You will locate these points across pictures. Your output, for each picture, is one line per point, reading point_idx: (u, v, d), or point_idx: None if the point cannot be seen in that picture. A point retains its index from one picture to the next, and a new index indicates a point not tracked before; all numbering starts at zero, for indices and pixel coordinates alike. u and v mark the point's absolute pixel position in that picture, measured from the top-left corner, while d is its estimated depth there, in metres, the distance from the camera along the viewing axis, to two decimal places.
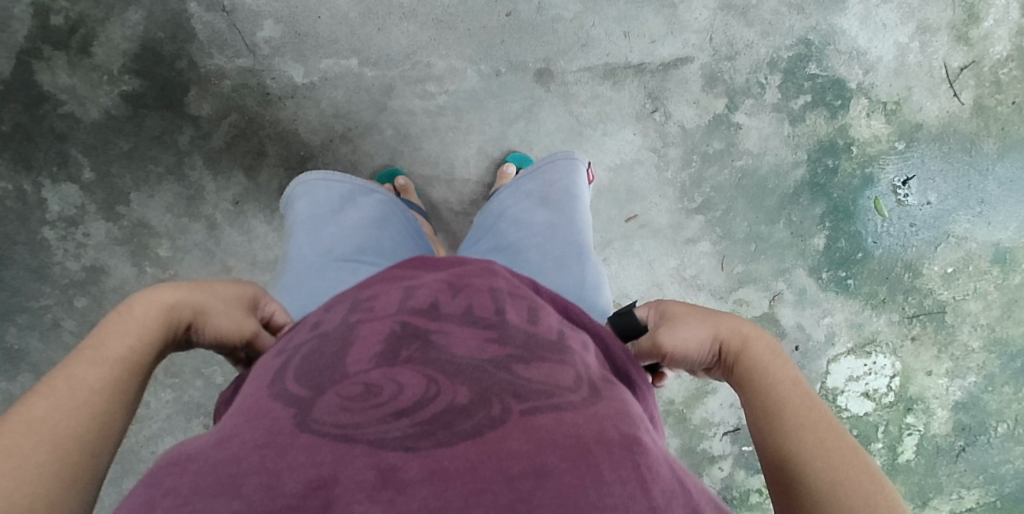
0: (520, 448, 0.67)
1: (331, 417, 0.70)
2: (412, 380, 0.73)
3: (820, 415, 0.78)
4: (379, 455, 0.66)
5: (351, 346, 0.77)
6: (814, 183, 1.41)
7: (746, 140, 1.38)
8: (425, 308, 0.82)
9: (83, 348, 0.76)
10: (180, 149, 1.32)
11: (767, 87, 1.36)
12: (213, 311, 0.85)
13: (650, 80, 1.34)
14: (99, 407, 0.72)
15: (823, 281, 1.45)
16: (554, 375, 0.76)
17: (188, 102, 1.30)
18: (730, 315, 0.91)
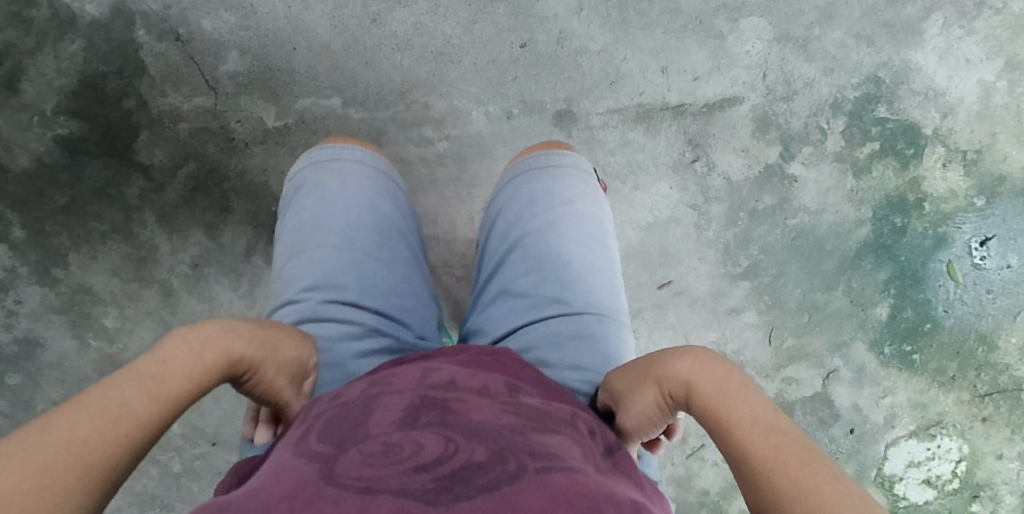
0: (538, 506, 0.52)
1: (354, 470, 0.55)
2: (433, 437, 0.59)
3: (792, 467, 0.59)
4: (403, 504, 0.51)
5: (370, 414, 0.63)
6: (878, 244, 1.18)
7: (802, 194, 1.16)
8: (442, 385, 0.68)
9: (144, 370, 0.63)
10: (128, 204, 1.09)
11: (828, 132, 1.15)
12: (269, 362, 0.71)
13: (691, 124, 1.13)
14: (133, 450, 0.60)
15: (885, 356, 1.20)
16: (567, 447, 0.62)
17: (137, 148, 1.08)
18: (667, 353, 0.73)
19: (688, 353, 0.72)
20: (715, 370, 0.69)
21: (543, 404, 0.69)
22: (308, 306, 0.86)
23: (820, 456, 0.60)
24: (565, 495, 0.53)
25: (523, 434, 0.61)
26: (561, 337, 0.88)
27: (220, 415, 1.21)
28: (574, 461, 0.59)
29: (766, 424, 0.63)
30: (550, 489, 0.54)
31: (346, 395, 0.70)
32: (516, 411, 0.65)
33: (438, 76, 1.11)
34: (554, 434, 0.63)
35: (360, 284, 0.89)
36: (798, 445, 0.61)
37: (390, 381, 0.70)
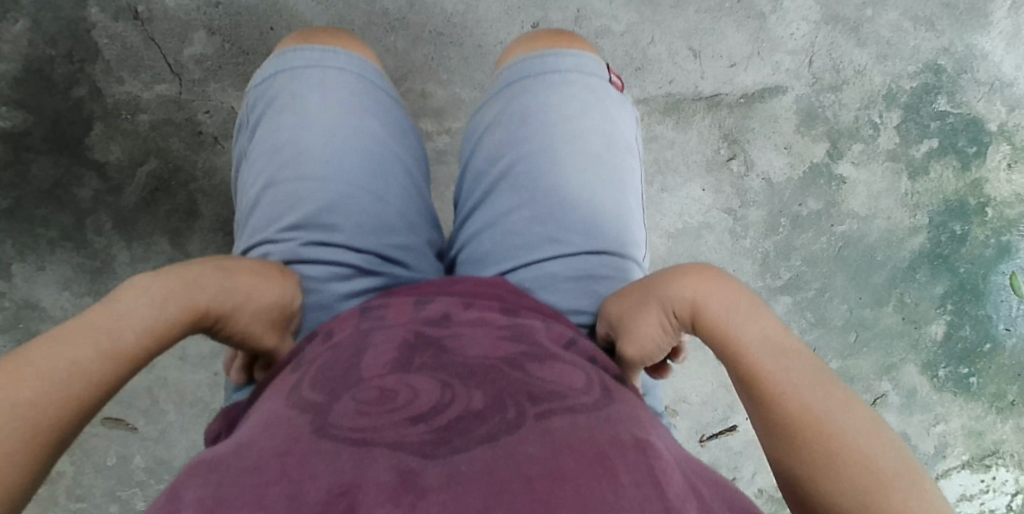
0: (538, 453, 0.39)
1: (348, 424, 0.42)
2: (427, 379, 0.46)
3: (832, 420, 0.51)
4: (401, 457, 0.39)
5: (364, 351, 0.50)
6: (935, 254, 1.04)
7: (851, 198, 1.02)
8: (437, 320, 0.55)
9: (96, 320, 0.50)
10: (80, 207, 0.94)
11: (881, 127, 1.01)
12: (246, 312, 0.57)
13: (727, 117, 0.99)
14: (80, 419, 0.47)
15: (939, 379, 1.05)
16: (566, 378, 0.48)
17: (90, 144, 0.93)
18: (672, 270, 0.61)
19: (696, 270, 0.60)
20: (730, 293, 0.58)
21: (542, 330, 0.57)
22: (286, 249, 0.67)
23: (856, 404, 0.52)
24: (574, 437, 0.41)
25: (520, 369, 0.48)
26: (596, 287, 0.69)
27: (190, 444, 1.03)
28: (575, 396, 0.46)
29: (794, 363, 0.54)
30: (553, 435, 0.41)
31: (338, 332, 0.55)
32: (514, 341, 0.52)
33: (436, 59, 0.97)
34: (556, 365, 0.50)
35: (353, 226, 0.70)
36: (831, 389, 0.52)
37: (383, 313, 0.56)
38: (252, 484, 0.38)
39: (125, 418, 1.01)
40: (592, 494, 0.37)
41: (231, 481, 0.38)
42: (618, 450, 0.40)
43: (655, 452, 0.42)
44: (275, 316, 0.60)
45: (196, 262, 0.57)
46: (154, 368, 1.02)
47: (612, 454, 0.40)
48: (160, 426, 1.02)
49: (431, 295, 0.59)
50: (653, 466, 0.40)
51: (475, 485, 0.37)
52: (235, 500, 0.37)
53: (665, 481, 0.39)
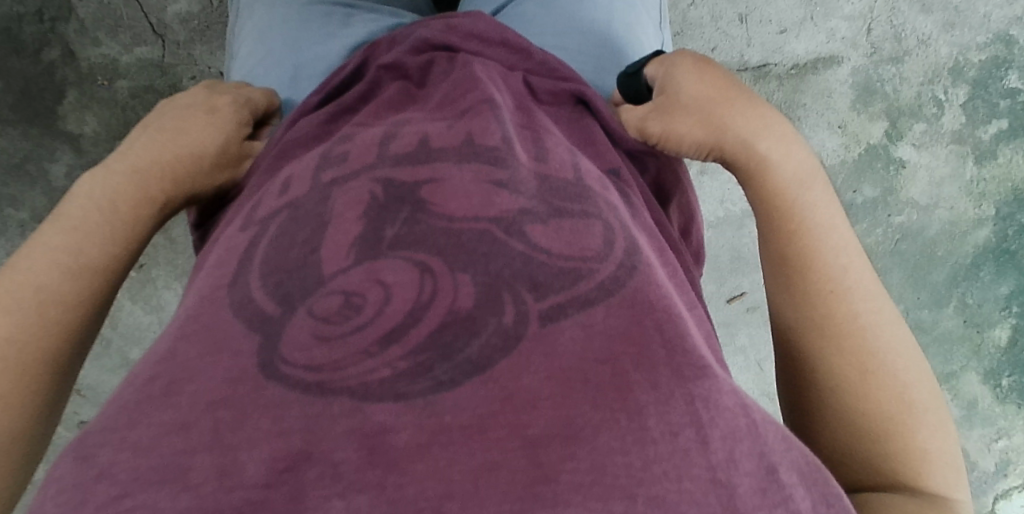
0: (541, 390, 0.31)
1: (300, 354, 0.32)
2: (407, 266, 0.34)
3: (871, 326, 0.49)
4: (365, 413, 0.30)
5: (322, 229, 0.37)
6: (999, 249, 0.92)
7: (909, 185, 0.91)
8: (411, 154, 0.40)
9: (50, 238, 0.46)
10: (55, 184, 0.85)
11: (947, 105, 0.89)
12: (202, 170, 0.52)
13: (776, 90, 0.89)
14: (70, 342, 0.45)
15: (1002, 390, 0.95)
16: (577, 243, 0.36)
17: (63, 114, 0.84)
18: (749, 101, 0.54)
19: (772, 118, 0.53)
20: (804, 162, 0.53)
21: (553, 175, 0.40)
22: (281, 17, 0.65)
23: (899, 318, 0.50)
24: (588, 356, 0.32)
25: (520, 236, 0.36)
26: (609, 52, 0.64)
27: None
28: (592, 273, 0.35)
29: (849, 258, 0.51)
30: (562, 358, 0.32)
31: (296, 188, 0.41)
32: (513, 183, 0.38)
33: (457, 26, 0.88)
34: (571, 211, 0.38)
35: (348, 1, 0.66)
36: (881, 297, 0.50)
37: (347, 154, 0.41)
38: (170, 453, 0.29)
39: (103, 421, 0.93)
40: (613, 458, 0.29)
41: (143, 449, 0.29)
42: (646, 371, 0.31)
43: (703, 368, 0.32)
44: (236, 153, 0.54)
45: (132, 142, 0.53)
46: (136, 367, 0.93)
47: (635, 382, 0.31)
48: None
49: (412, 117, 0.45)
50: (700, 397, 0.31)
51: (462, 452, 0.29)
52: (150, 478, 0.28)
53: (711, 421, 0.30)
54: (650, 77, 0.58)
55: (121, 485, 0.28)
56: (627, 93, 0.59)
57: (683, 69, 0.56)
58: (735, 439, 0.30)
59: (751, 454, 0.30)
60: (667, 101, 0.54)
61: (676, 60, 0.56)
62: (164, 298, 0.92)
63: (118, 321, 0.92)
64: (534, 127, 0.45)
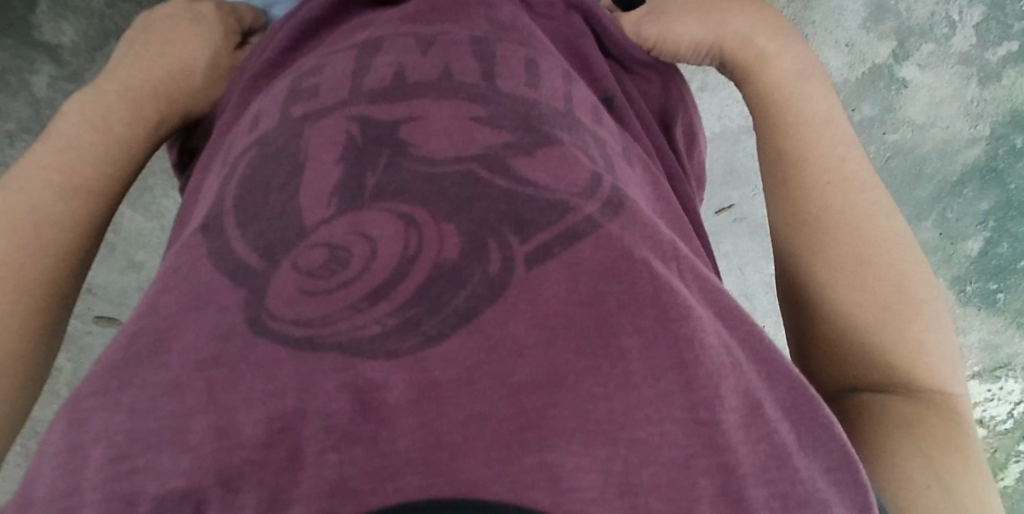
0: (529, 337, 0.33)
1: (287, 309, 0.34)
2: (388, 215, 0.36)
3: (863, 212, 0.56)
4: (355, 369, 0.32)
5: (302, 173, 0.39)
6: (987, 168, 0.91)
7: (908, 103, 0.89)
8: (389, 85, 0.43)
9: (46, 161, 0.52)
10: (35, 95, 0.83)
11: (959, 26, 0.86)
12: (195, 89, 0.57)
13: (787, 6, 0.85)
14: (66, 261, 0.51)
15: (964, 294, 0.97)
16: (565, 176, 0.39)
17: (38, 23, 0.81)
18: (741, 2, 0.62)
19: (766, 19, 0.61)
20: (799, 62, 0.60)
21: (542, 102, 0.43)
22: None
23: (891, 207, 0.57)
24: (571, 299, 0.34)
25: (504, 173, 0.38)
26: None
27: None
28: (580, 207, 0.37)
29: (842, 151, 0.58)
30: (547, 301, 0.34)
31: (265, 121, 0.43)
32: (495, 123, 0.41)
33: None
34: (553, 147, 0.40)
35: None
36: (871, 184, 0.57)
37: (317, 86, 0.44)
38: (166, 414, 0.32)
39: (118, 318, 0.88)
40: (596, 404, 0.32)
41: (140, 412, 0.32)
42: (631, 316, 0.34)
43: (687, 311, 0.35)
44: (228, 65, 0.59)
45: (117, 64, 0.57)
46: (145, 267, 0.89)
47: (620, 326, 0.34)
48: None
49: (385, 36, 0.46)
50: (683, 338, 0.34)
51: (453, 404, 0.32)
52: (146, 440, 0.31)
53: (695, 360, 0.34)
54: None
55: (120, 447, 0.31)
56: (622, 2, 0.66)
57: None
58: (720, 376, 0.34)
59: (736, 389, 0.34)
60: (662, 3, 0.62)
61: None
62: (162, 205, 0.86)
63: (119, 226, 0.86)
64: (519, 50, 0.47)
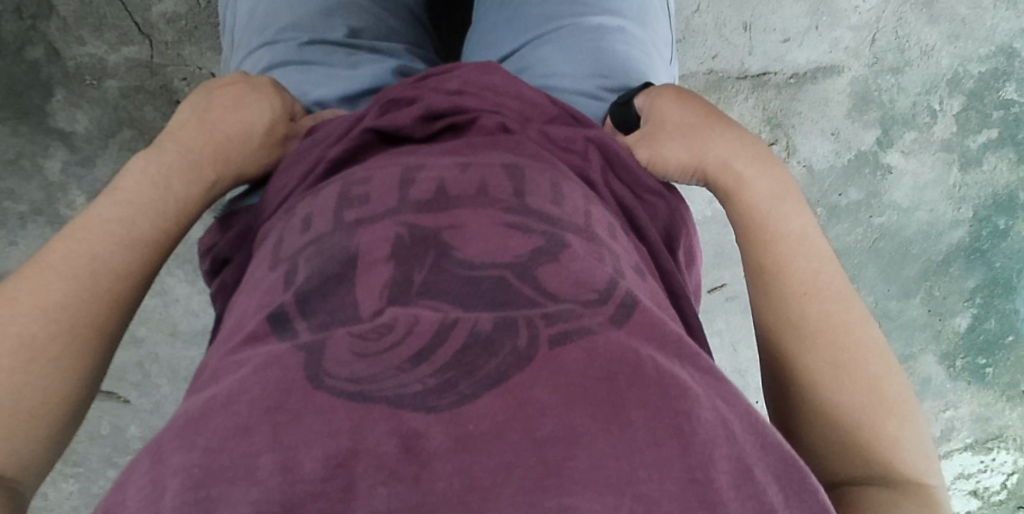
0: (550, 401, 0.33)
1: (341, 368, 0.35)
2: (429, 314, 0.37)
3: (856, 367, 0.48)
4: (400, 418, 0.33)
5: (355, 269, 0.40)
6: (972, 248, 0.97)
7: (894, 188, 0.93)
8: (431, 200, 0.44)
9: (109, 210, 0.48)
10: (49, 178, 0.84)
11: (940, 114, 0.90)
12: (250, 154, 0.56)
13: (773, 98, 0.88)
14: (119, 306, 0.46)
15: (955, 370, 1.01)
16: (589, 278, 0.40)
17: (52, 111, 0.83)
18: (727, 126, 0.58)
19: (750, 145, 0.57)
20: (777, 183, 0.55)
21: (567, 221, 0.44)
22: (287, 49, 0.65)
23: (872, 343, 0.49)
24: (589, 374, 0.34)
25: (533, 282, 0.39)
26: (595, 91, 0.64)
27: None
28: (592, 313, 0.38)
29: (834, 295, 0.50)
30: (566, 374, 0.34)
31: (318, 224, 0.45)
32: (529, 228, 0.42)
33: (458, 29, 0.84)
34: (577, 257, 0.41)
35: (359, 27, 0.67)
36: (865, 325, 0.50)
37: (368, 196, 0.45)
38: None
39: (117, 391, 0.97)
40: (608, 461, 0.32)
41: None
42: (639, 389, 0.34)
43: (685, 389, 0.35)
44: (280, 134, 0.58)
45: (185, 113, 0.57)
46: (143, 343, 0.95)
47: (629, 398, 0.34)
48: (154, 399, 0.97)
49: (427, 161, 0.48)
50: (683, 412, 0.34)
51: (486, 456, 0.32)
52: None
53: (693, 430, 0.33)
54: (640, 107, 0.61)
55: None
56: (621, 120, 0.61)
57: (665, 100, 0.60)
58: (712, 446, 0.33)
59: (730, 456, 0.33)
60: (653, 128, 0.58)
61: (659, 92, 0.60)
62: (166, 283, 0.94)
63: None
64: (547, 174, 0.48)
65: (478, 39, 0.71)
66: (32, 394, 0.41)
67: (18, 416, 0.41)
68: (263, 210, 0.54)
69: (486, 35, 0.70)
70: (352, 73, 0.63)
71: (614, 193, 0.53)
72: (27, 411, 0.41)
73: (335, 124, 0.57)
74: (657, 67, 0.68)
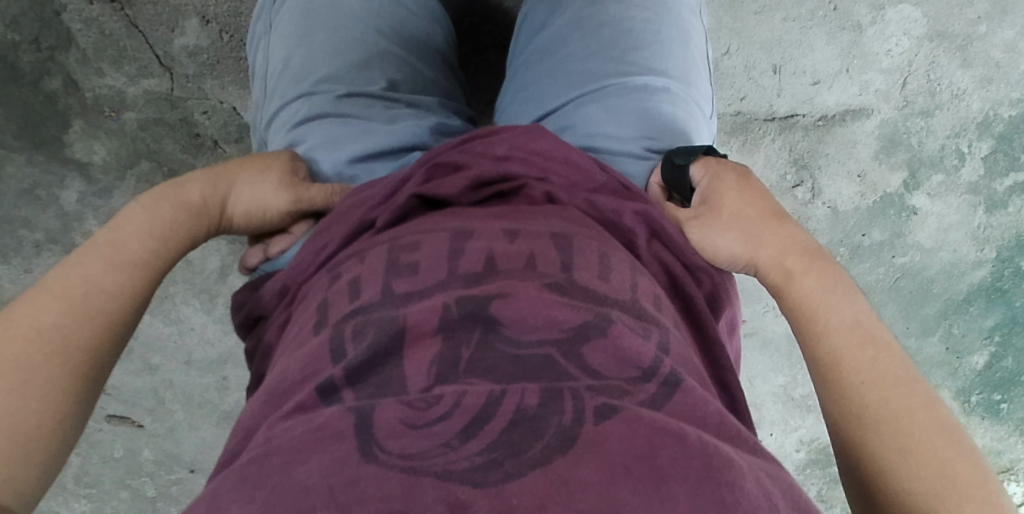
0: (593, 477, 0.34)
1: (392, 442, 0.36)
2: (478, 388, 0.38)
3: (927, 456, 0.44)
4: (449, 489, 0.34)
5: (403, 344, 0.40)
6: (993, 288, 0.95)
7: (918, 229, 0.92)
8: (481, 271, 0.43)
9: (99, 239, 0.50)
10: (65, 208, 0.83)
11: (968, 158, 0.89)
12: (242, 185, 0.55)
13: (800, 140, 0.88)
14: (113, 328, 0.47)
15: (968, 405, 1.02)
16: (632, 355, 0.40)
17: (70, 142, 0.81)
18: (782, 222, 0.56)
19: (802, 243, 0.55)
20: (828, 279, 0.53)
21: (612, 298, 0.44)
22: (322, 101, 0.60)
23: (919, 395, 0.47)
24: (631, 452, 0.35)
25: (578, 361, 0.39)
26: (642, 153, 0.61)
27: (198, 442, 0.99)
28: (633, 393, 0.39)
29: (894, 382, 0.47)
30: (611, 450, 0.35)
31: (367, 291, 0.43)
32: (573, 300, 0.42)
33: (487, 71, 0.82)
34: (623, 331, 0.41)
35: (397, 79, 0.63)
36: (932, 412, 0.46)
37: (417, 264, 0.44)
38: None
39: (129, 416, 0.96)
40: None
41: None
42: (682, 465, 0.35)
43: (728, 460, 0.36)
44: (284, 169, 0.56)
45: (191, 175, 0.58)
46: (158, 371, 0.95)
47: (671, 474, 0.34)
48: (167, 425, 0.97)
49: (473, 225, 0.47)
50: (724, 483, 0.34)
51: None
52: None
53: (735, 502, 0.34)
54: (694, 179, 0.58)
55: None
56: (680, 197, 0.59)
57: (726, 187, 0.57)
58: None
59: None
60: (708, 214, 0.56)
61: (720, 174, 0.58)
62: (182, 312, 0.93)
63: (138, 332, 0.92)
64: (593, 242, 0.47)
65: (516, 92, 0.68)
66: (28, 417, 0.42)
67: (15, 440, 0.41)
68: (298, 266, 0.51)
69: (525, 89, 0.67)
70: (392, 128, 0.59)
71: (662, 263, 0.52)
72: (24, 433, 0.42)
73: (378, 183, 0.54)
74: (701, 128, 0.65)
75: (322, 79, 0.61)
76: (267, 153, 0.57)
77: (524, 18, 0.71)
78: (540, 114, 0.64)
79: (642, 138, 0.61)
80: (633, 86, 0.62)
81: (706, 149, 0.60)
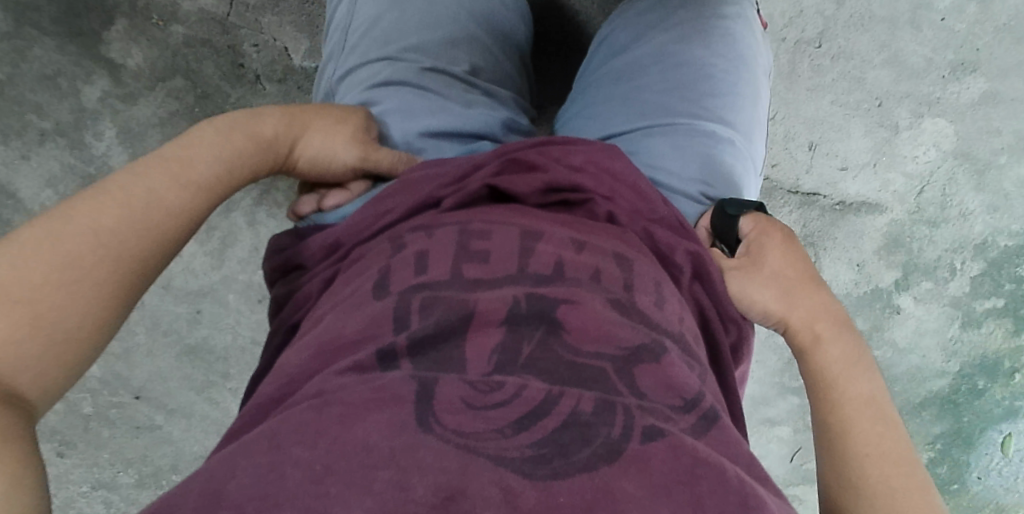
0: (637, 492, 0.34)
1: (449, 417, 0.36)
2: (537, 383, 0.38)
3: None
4: (501, 474, 0.34)
5: (467, 326, 0.40)
6: (948, 399, 1.00)
7: (896, 328, 0.96)
8: (549, 275, 0.44)
9: (169, 151, 0.49)
10: (83, 103, 0.80)
11: (957, 274, 0.94)
12: (315, 131, 0.55)
13: (815, 218, 0.91)
14: (166, 248, 0.46)
15: None
16: (679, 384, 0.41)
17: (108, 40, 0.78)
18: (817, 289, 0.58)
19: (832, 311, 0.57)
20: (852, 350, 0.55)
21: (664, 327, 0.45)
22: (405, 70, 0.60)
23: (918, 479, 0.49)
24: (673, 476, 0.35)
25: (629, 379, 0.40)
26: (695, 197, 0.63)
27: (151, 370, 0.96)
28: (676, 420, 0.39)
29: (896, 462, 0.49)
30: (654, 470, 0.35)
31: (435, 268, 0.44)
32: (632, 321, 0.43)
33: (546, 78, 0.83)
34: (674, 362, 0.42)
35: (478, 64, 0.63)
36: (927, 498, 0.48)
37: (488, 253, 0.45)
38: None
39: None
40: None
41: None
42: (719, 498, 0.35)
43: (762, 502, 0.36)
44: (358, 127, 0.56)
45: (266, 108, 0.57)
46: None
47: (709, 504, 0.35)
48: (125, 346, 0.94)
49: (543, 227, 0.47)
50: None
51: None
52: None
53: None
54: (742, 231, 0.60)
55: None
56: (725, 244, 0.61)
57: (772, 244, 0.59)
58: None
59: None
60: (750, 266, 0.58)
61: (768, 231, 0.60)
62: None
63: None
64: (651, 270, 0.48)
65: (583, 107, 0.69)
66: (70, 316, 0.41)
67: (55, 336, 0.41)
68: (354, 224, 0.51)
69: (595, 107, 0.68)
70: (469, 112, 0.59)
71: (700, 304, 0.53)
72: (63, 331, 0.41)
73: (449, 163, 0.54)
74: (751, 185, 0.66)
75: (409, 48, 0.61)
76: (342, 107, 0.57)
77: (604, 39, 0.72)
78: (604, 135, 0.65)
79: (698, 182, 0.62)
80: (701, 131, 0.63)
81: (758, 205, 0.61)
